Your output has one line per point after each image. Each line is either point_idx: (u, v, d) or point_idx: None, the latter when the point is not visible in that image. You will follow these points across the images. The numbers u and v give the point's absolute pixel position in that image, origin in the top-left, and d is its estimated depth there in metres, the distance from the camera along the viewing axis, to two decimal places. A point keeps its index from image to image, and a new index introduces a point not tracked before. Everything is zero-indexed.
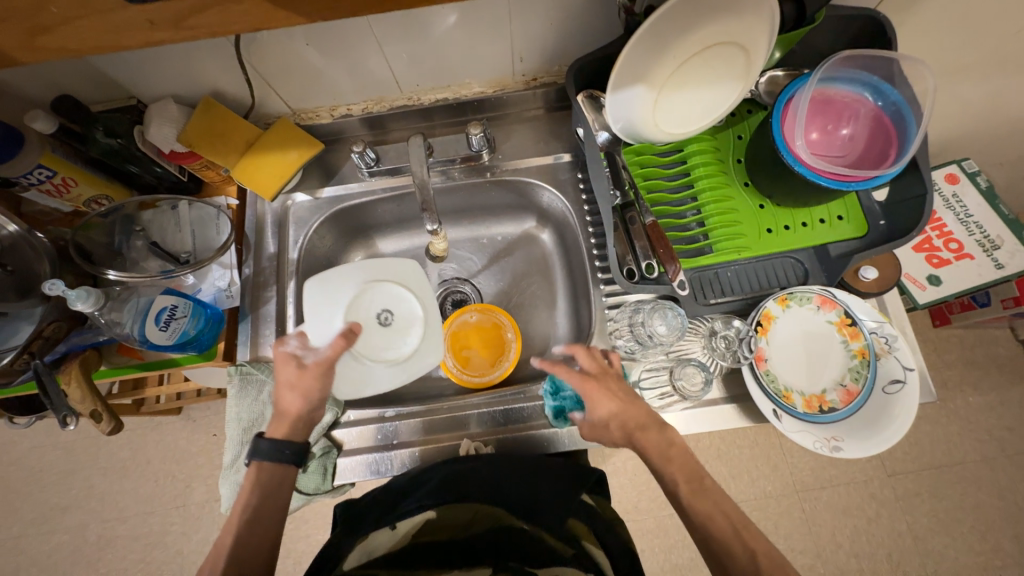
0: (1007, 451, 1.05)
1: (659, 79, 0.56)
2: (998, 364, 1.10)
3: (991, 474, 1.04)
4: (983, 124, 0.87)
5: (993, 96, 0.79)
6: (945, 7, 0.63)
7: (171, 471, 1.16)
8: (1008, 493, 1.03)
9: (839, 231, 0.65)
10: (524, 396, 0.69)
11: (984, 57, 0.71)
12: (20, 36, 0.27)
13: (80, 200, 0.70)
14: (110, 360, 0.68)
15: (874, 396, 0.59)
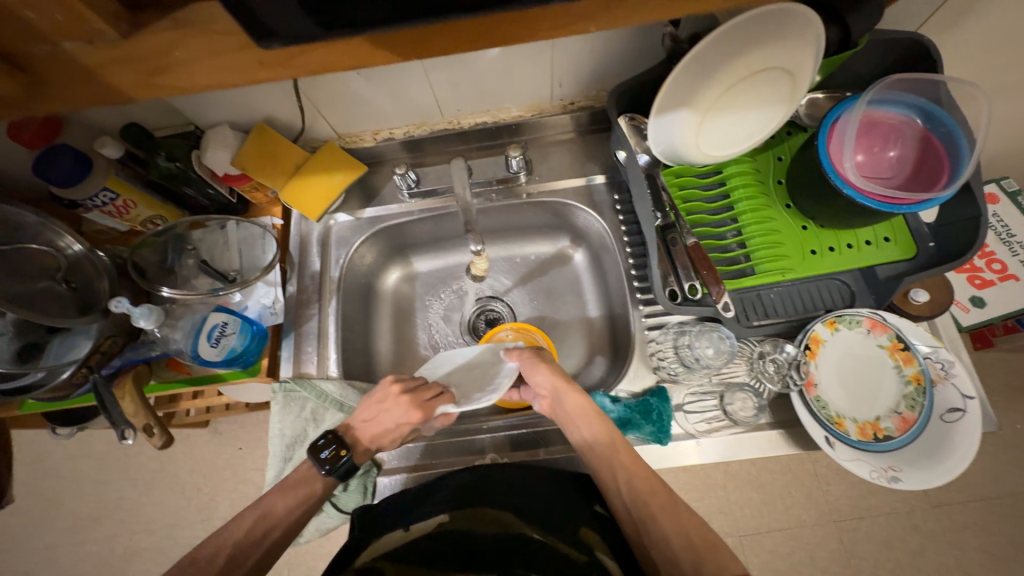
0: None
1: (703, 104, 0.56)
2: None
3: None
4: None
5: None
6: (990, 31, 0.63)
7: (198, 484, 1.16)
8: None
9: (886, 254, 0.64)
10: None
11: None
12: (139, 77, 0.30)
13: (138, 220, 0.73)
14: (159, 374, 0.70)
15: (932, 424, 0.56)
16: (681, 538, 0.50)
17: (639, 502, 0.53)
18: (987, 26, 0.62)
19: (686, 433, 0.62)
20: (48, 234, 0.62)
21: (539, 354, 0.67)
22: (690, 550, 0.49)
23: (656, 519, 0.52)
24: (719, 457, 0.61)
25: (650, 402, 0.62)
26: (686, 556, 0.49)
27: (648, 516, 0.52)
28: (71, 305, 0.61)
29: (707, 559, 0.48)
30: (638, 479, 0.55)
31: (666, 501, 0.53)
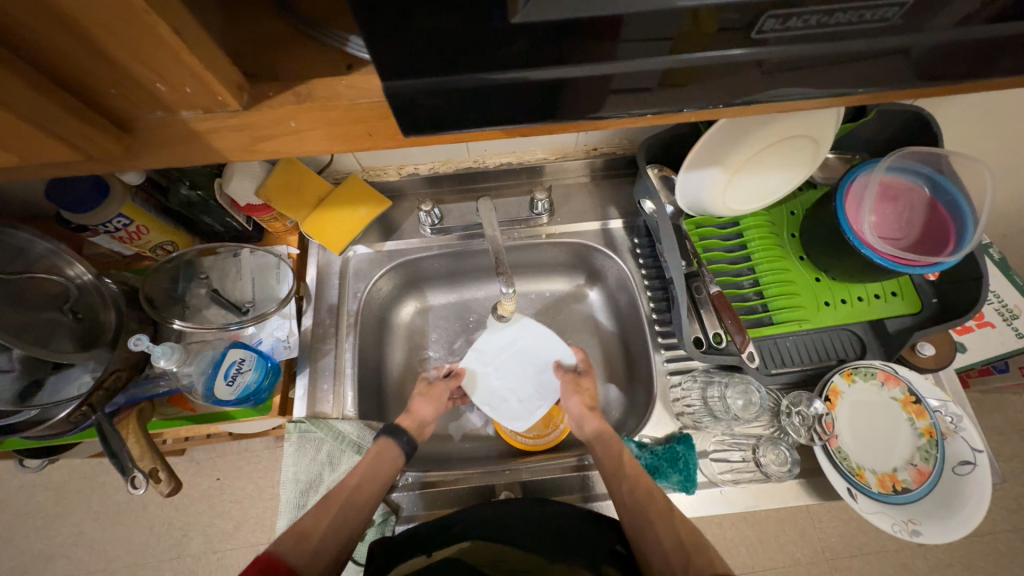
0: None
1: (733, 164, 0.59)
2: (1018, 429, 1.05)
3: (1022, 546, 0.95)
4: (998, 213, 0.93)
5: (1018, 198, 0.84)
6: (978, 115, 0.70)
7: (153, 526, 0.95)
8: None
9: (894, 307, 0.67)
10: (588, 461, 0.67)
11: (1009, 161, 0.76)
12: (245, 141, 0.29)
13: (147, 246, 0.69)
14: (161, 411, 0.67)
15: (945, 476, 0.59)
16: (673, 544, 0.52)
17: (637, 510, 0.55)
18: (974, 111, 0.68)
19: (709, 481, 0.63)
20: (56, 263, 0.59)
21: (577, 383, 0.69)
22: (680, 552, 0.51)
23: (652, 526, 0.53)
24: (744, 508, 0.62)
25: (676, 449, 0.62)
26: (676, 558, 0.50)
27: (645, 521, 0.54)
28: (72, 339, 0.57)
29: (695, 559, 0.50)
30: (640, 490, 0.56)
31: (662, 509, 0.55)
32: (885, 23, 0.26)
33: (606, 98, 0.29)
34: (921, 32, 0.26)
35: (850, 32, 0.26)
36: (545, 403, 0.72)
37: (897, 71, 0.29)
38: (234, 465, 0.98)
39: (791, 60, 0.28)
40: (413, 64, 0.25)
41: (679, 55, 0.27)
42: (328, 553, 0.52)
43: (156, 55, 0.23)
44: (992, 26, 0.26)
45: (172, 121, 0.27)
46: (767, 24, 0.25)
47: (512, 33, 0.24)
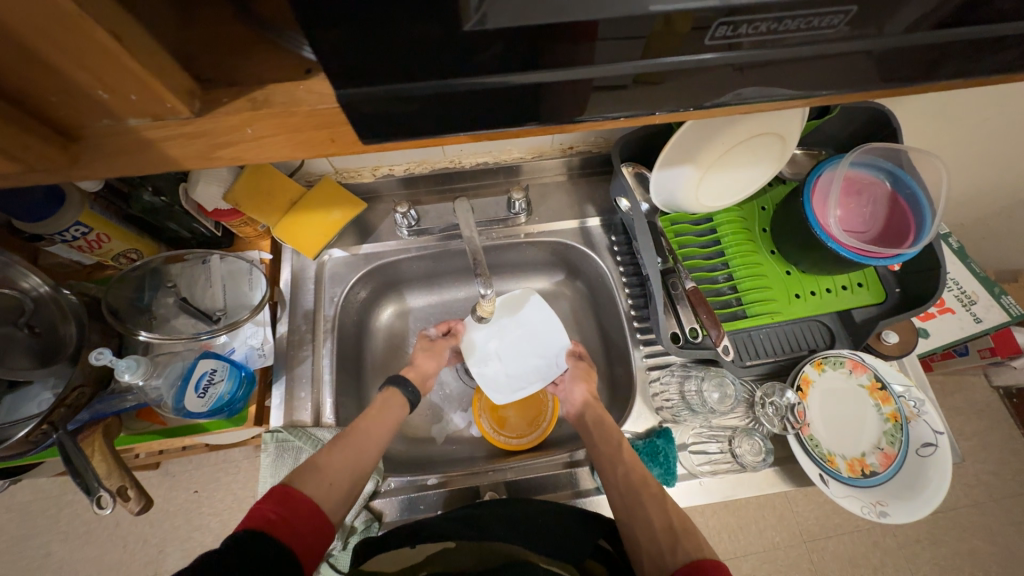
0: (995, 495, 1.02)
1: (705, 161, 0.60)
2: (978, 410, 1.10)
3: (982, 520, 1.00)
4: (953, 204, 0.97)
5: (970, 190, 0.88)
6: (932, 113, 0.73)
7: (128, 542, 0.92)
8: (1000, 537, 0.99)
9: (860, 298, 0.69)
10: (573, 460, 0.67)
11: (961, 156, 0.80)
12: (202, 150, 0.28)
13: (109, 255, 0.66)
14: (128, 426, 0.64)
15: (909, 458, 0.61)
16: (664, 525, 0.54)
17: (632, 491, 0.57)
18: (929, 110, 0.72)
19: (689, 473, 0.64)
20: (9, 275, 0.55)
21: (587, 372, 0.72)
22: (669, 532, 0.53)
23: (643, 507, 0.56)
24: (722, 498, 0.63)
25: (656, 443, 0.64)
26: (665, 538, 0.53)
27: (638, 504, 0.56)
28: (30, 355, 0.55)
29: (683, 542, 0.52)
30: (634, 472, 0.58)
31: (655, 493, 0.57)
32: (835, 30, 0.27)
33: (568, 104, 0.29)
34: (872, 37, 0.28)
35: (799, 38, 0.27)
36: (528, 389, 0.72)
37: (852, 76, 0.30)
38: (212, 477, 0.95)
39: (747, 66, 0.29)
40: (371, 71, 0.25)
41: (636, 62, 0.27)
42: (344, 486, 0.52)
43: (98, 63, 0.22)
44: (937, 30, 0.28)
45: (121, 129, 0.26)
46: (719, 32, 0.26)
47: (468, 40, 0.24)
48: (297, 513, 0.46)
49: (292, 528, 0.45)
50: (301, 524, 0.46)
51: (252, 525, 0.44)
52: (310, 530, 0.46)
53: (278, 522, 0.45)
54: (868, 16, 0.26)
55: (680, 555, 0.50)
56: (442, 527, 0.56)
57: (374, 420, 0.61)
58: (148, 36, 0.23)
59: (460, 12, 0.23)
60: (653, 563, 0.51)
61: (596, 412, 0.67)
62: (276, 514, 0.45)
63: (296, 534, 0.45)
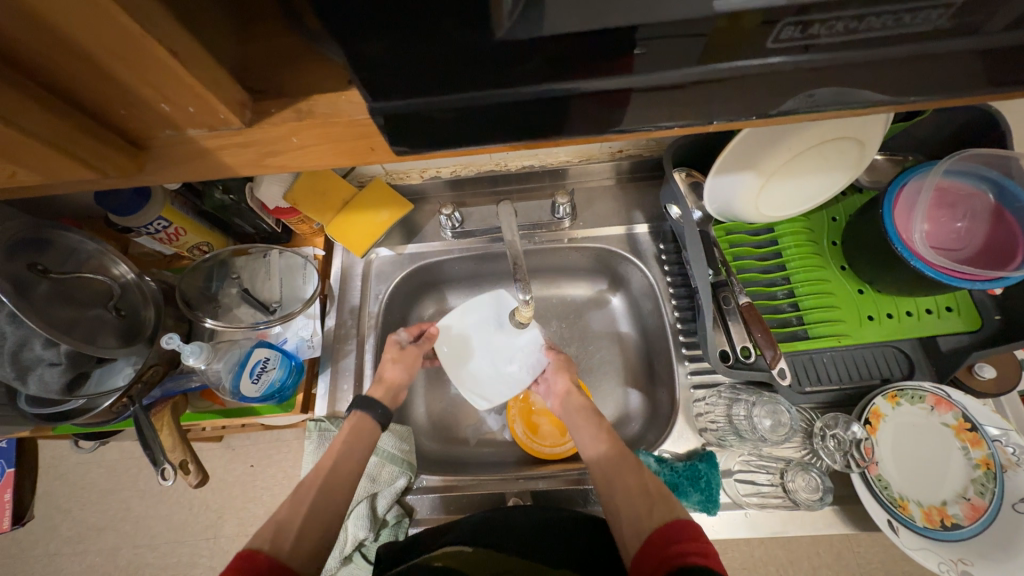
0: None
1: (768, 168, 0.56)
2: None
3: None
4: None
5: None
6: None
7: (192, 506, 1.00)
8: None
9: (948, 325, 0.61)
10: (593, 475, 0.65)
11: None
12: (254, 157, 0.30)
13: (185, 246, 0.72)
14: (194, 404, 0.70)
15: (1004, 514, 0.53)
16: (640, 489, 0.53)
17: (607, 461, 0.56)
18: None
19: (733, 502, 0.60)
20: (102, 262, 0.63)
21: (568, 361, 0.72)
22: (645, 496, 0.52)
23: (621, 479, 0.54)
24: (770, 533, 0.58)
25: (698, 467, 0.60)
26: (641, 500, 0.52)
27: (615, 472, 0.55)
28: (116, 334, 0.61)
29: (658, 504, 0.50)
30: (613, 445, 0.58)
31: (632, 461, 0.56)
32: (923, 27, 0.23)
33: (609, 112, 0.28)
34: (973, 37, 0.24)
35: (872, 38, 0.24)
36: (502, 394, 0.72)
37: (943, 80, 0.26)
38: (266, 453, 1.02)
39: (815, 70, 0.26)
40: (407, 82, 0.25)
41: (678, 70, 0.26)
42: (313, 536, 0.52)
43: (159, 78, 0.24)
44: None
45: (182, 138, 0.29)
46: (785, 32, 0.24)
47: (501, 49, 0.24)
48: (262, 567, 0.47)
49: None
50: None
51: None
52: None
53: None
54: (968, 10, 0.23)
55: (656, 516, 0.49)
56: (463, 533, 0.55)
57: (346, 450, 0.59)
58: (210, 56, 0.25)
59: (491, 21, 0.22)
60: (633, 529, 0.50)
61: (571, 399, 0.66)
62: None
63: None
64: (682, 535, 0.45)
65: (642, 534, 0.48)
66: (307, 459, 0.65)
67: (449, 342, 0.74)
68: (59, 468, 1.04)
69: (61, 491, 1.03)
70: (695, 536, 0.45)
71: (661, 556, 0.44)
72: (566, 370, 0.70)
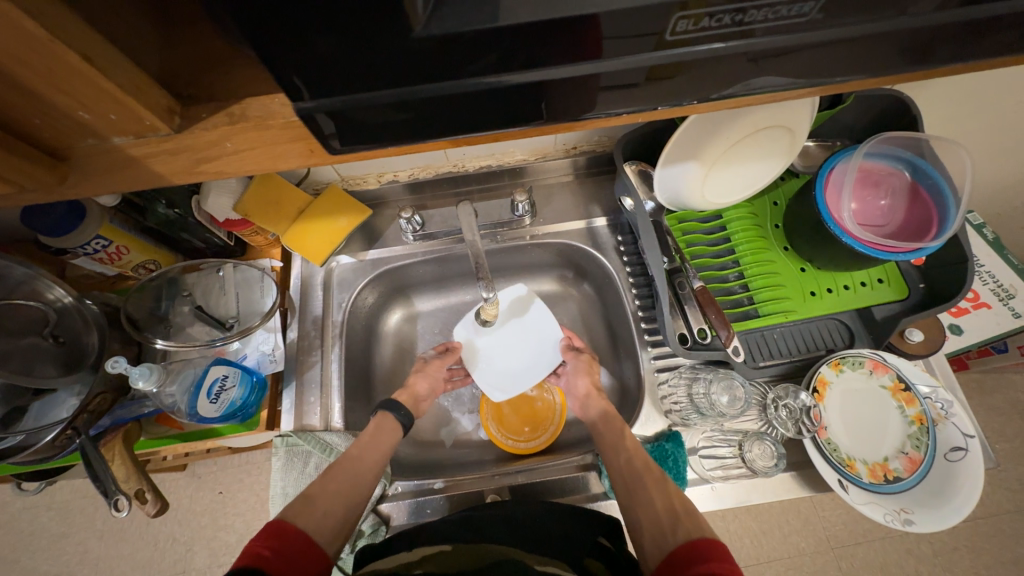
0: None
1: (709, 157, 0.59)
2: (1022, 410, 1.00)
3: None
4: (986, 207, 0.91)
5: (1006, 176, 0.82)
6: (952, 100, 0.69)
7: (158, 541, 0.95)
8: None
9: (880, 294, 0.65)
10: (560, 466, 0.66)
11: (986, 143, 0.76)
12: (186, 163, 0.30)
13: (129, 266, 0.69)
14: (148, 430, 0.67)
15: (937, 463, 0.58)
16: (665, 508, 0.52)
17: (634, 476, 0.56)
18: (949, 95, 0.68)
19: (700, 477, 0.63)
20: (36, 287, 0.58)
21: (591, 363, 0.72)
22: (670, 513, 0.52)
23: (646, 491, 0.55)
24: (735, 502, 0.61)
25: (665, 447, 0.62)
26: (666, 518, 0.52)
27: (640, 488, 0.55)
28: (54, 363, 0.57)
29: (684, 521, 0.50)
30: (638, 459, 0.58)
31: (658, 478, 0.56)
32: (805, 19, 0.26)
33: (536, 104, 0.29)
34: (894, 19, 0.27)
35: (773, 29, 0.26)
36: (526, 384, 0.73)
37: (837, 62, 0.29)
38: (236, 478, 0.98)
39: (722, 59, 0.28)
40: (332, 81, 0.25)
41: (595, 63, 0.27)
42: (337, 515, 0.52)
43: (75, 85, 0.24)
44: (911, 17, 0.27)
45: (105, 146, 0.29)
46: (679, 26, 0.26)
47: (420, 46, 0.24)
48: (289, 543, 0.47)
49: (288, 562, 0.45)
50: (295, 561, 0.46)
51: (245, 561, 0.43)
52: (301, 564, 0.46)
53: (273, 559, 0.45)
54: (852, 5, 0.26)
55: (680, 534, 0.49)
56: (440, 534, 0.55)
57: (369, 445, 0.60)
58: (127, 60, 0.26)
59: (408, 17, 0.23)
60: (654, 543, 0.50)
61: (601, 409, 0.66)
62: (271, 550, 0.45)
63: (289, 567, 0.45)
64: (704, 552, 0.45)
65: (666, 551, 0.48)
66: (274, 476, 0.63)
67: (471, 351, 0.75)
68: (2, 516, 0.96)
69: (8, 540, 0.95)
70: (721, 555, 0.45)
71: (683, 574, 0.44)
72: (588, 371, 0.71)
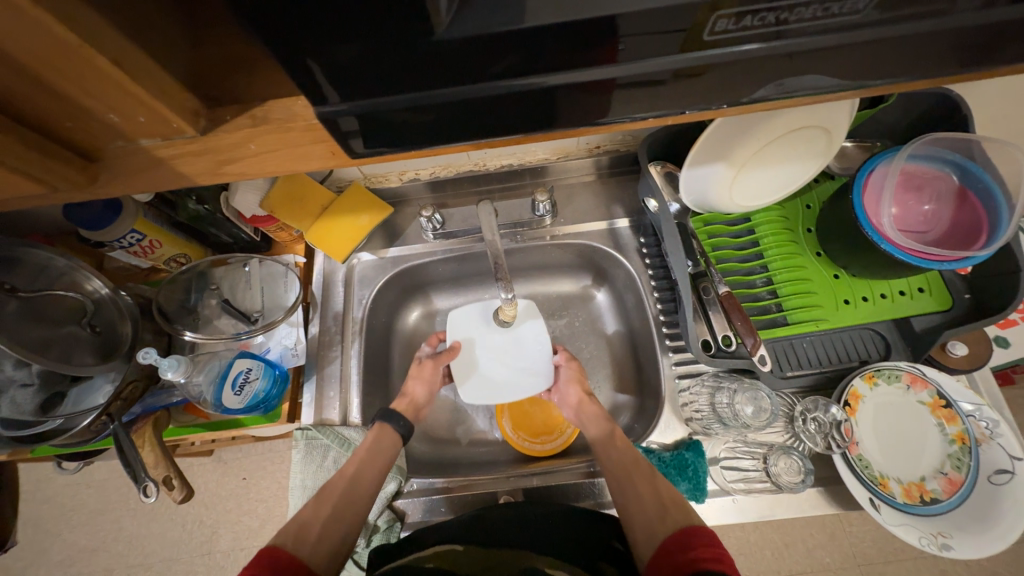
0: None
1: (738, 159, 0.57)
2: None
3: None
4: None
5: None
6: (1009, 98, 0.64)
7: (184, 523, 0.99)
8: None
9: (921, 305, 0.62)
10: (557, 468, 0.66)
11: None
12: (209, 165, 0.31)
13: (161, 259, 0.71)
14: (176, 419, 0.69)
15: (980, 486, 0.54)
16: (653, 497, 0.53)
17: (623, 470, 0.56)
18: (1006, 92, 0.63)
19: (720, 489, 0.61)
20: (74, 278, 0.61)
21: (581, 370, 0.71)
22: (658, 505, 0.52)
23: (633, 484, 0.54)
24: (757, 516, 0.59)
25: (685, 456, 0.61)
26: (654, 508, 0.52)
27: (628, 481, 0.55)
28: (92, 351, 0.59)
29: (671, 512, 0.51)
30: (628, 454, 0.58)
31: (646, 471, 0.56)
32: (854, 15, 0.24)
33: (560, 106, 0.28)
34: (947, 15, 0.25)
35: (813, 29, 0.25)
36: (487, 393, 0.70)
37: (883, 61, 0.27)
38: (259, 465, 1.01)
39: (758, 58, 0.26)
40: (354, 84, 0.25)
41: (621, 65, 0.26)
42: (332, 540, 0.53)
43: (103, 88, 0.24)
44: (966, 14, 0.25)
45: (133, 147, 0.30)
46: (718, 25, 0.24)
47: (441, 49, 0.24)
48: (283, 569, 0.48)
49: None
50: None
51: None
52: None
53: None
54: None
55: (669, 522, 0.50)
56: (453, 532, 0.55)
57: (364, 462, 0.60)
58: (155, 63, 0.26)
59: (428, 18, 0.22)
60: (646, 533, 0.50)
61: (596, 416, 0.64)
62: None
63: None
64: (697, 540, 0.46)
65: (656, 541, 0.49)
66: (294, 469, 0.64)
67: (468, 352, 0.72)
68: (44, 491, 1.01)
69: (49, 515, 1.00)
70: (709, 541, 0.46)
71: (677, 561, 0.45)
72: (577, 379, 0.69)
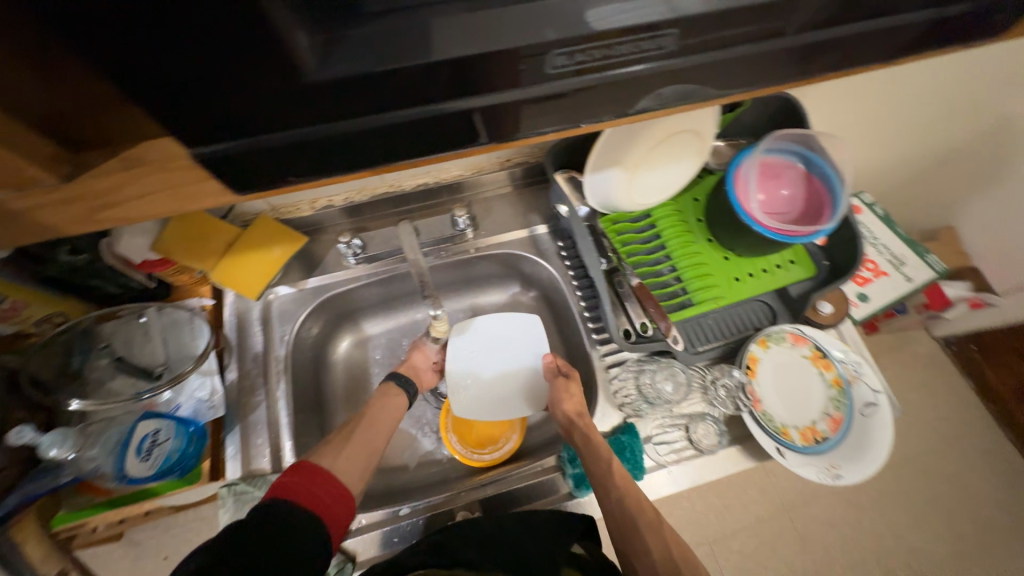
0: (953, 438, 1.07)
1: (631, 163, 0.63)
2: (922, 361, 1.15)
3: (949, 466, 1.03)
4: (871, 188, 1.03)
5: (882, 161, 0.95)
6: (829, 101, 0.79)
7: None
8: (967, 480, 1.02)
9: (793, 274, 0.73)
10: (512, 477, 0.67)
11: (860, 134, 0.87)
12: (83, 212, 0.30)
13: (29, 321, 0.59)
14: (69, 502, 0.60)
15: (856, 420, 0.65)
16: (662, 556, 0.53)
17: (625, 520, 0.56)
18: (825, 95, 0.78)
19: (657, 464, 0.66)
20: None
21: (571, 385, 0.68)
22: (670, 563, 0.53)
23: (637, 534, 0.55)
24: (690, 483, 0.65)
25: (622, 439, 0.65)
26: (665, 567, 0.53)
27: (634, 536, 0.55)
28: None
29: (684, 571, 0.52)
30: (630, 501, 0.57)
31: (650, 518, 0.56)
32: (664, 50, 0.30)
33: (443, 132, 0.31)
34: (743, 44, 0.31)
35: (646, 58, 0.30)
36: (477, 398, 0.71)
37: (709, 79, 0.33)
38: (182, 539, 0.89)
39: (607, 84, 0.31)
40: (237, 123, 0.27)
41: (487, 97, 0.30)
42: None
43: None
44: (758, 44, 0.31)
45: None
46: (559, 61, 0.28)
47: (317, 87, 0.26)
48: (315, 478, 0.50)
49: (314, 485, 0.49)
50: (324, 486, 0.50)
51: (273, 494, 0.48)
52: (328, 491, 0.50)
53: (299, 486, 0.49)
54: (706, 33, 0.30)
55: None
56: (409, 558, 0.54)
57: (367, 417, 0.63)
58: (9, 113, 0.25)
59: (296, 64, 0.25)
60: None
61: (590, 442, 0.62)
62: (295, 479, 0.49)
63: (316, 497, 0.49)
64: None
65: None
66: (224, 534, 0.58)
67: (461, 355, 0.72)
68: None
69: None
70: None
71: None
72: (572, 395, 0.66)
